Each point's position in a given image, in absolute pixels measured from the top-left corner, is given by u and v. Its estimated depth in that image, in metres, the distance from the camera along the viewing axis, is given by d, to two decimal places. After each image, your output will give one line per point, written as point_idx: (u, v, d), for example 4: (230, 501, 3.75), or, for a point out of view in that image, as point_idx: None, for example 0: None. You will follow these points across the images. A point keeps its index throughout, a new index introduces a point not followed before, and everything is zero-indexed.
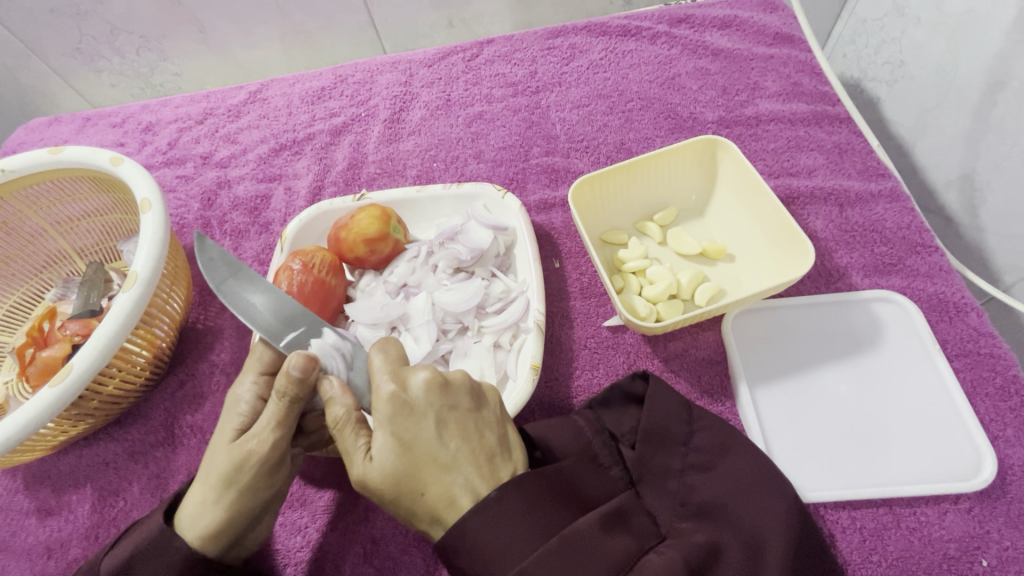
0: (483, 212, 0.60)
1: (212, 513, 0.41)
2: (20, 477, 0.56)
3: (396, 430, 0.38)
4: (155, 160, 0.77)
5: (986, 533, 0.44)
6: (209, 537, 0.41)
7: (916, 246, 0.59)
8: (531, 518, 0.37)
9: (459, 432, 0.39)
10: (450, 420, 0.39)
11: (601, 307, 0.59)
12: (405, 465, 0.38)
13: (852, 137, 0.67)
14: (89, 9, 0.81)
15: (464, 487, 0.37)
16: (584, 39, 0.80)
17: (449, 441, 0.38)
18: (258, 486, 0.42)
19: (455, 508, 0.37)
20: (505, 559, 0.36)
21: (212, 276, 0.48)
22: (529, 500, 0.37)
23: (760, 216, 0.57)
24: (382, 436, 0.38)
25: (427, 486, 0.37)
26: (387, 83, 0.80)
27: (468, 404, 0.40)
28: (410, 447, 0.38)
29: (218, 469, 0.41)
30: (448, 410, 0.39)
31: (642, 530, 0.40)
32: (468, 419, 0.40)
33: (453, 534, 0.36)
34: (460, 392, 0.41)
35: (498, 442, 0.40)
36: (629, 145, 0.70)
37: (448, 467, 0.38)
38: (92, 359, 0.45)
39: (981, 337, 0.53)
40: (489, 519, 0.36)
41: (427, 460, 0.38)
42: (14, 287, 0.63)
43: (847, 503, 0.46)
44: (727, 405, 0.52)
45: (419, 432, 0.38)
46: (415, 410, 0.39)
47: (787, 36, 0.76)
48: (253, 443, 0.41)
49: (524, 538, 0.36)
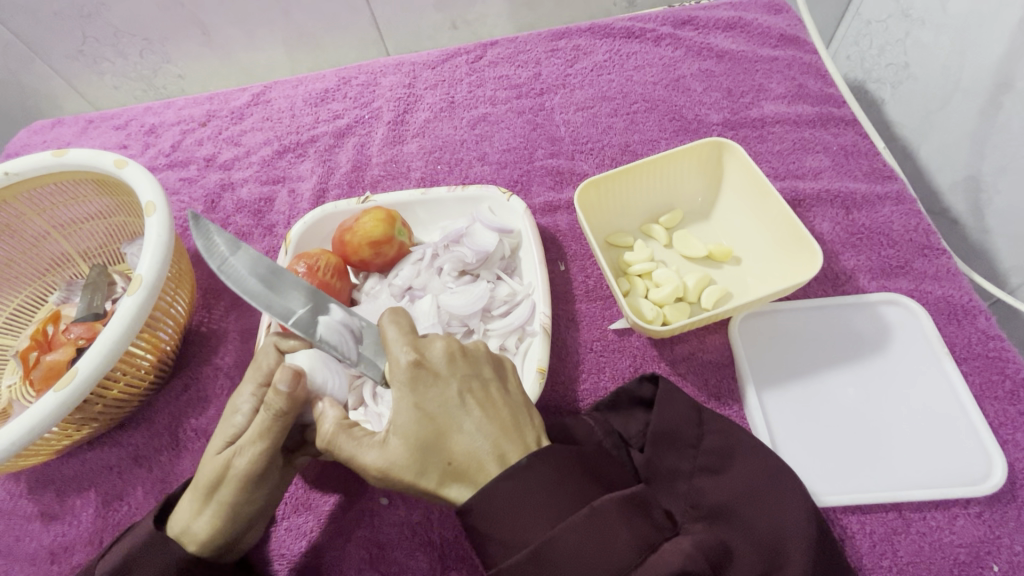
0: (488, 215, 0.60)
1: (201, 521, 0.42)
2: (23, 481, 0.56)
3: (420, 399, 0.38)
4: (158, 163, 0.77)
5: (996, 538, 0.44)
6: (197, 543, 0.42)
7: (923, 249, 0.58)
8: (557, 490, 0.37)
9: (482, 399, 0.39)
10: (472, 387, 0.39)
11: (607, 310, 0.59)
12: (429, 432, 0.37)
13: (858, 139, 0.67)
14: (93, 12, 0.81)
15: (491, 452, 0.37)
16: (587, 41, 0.79)
17: (473, 408, 0.38)
18: (244, 496, 0.42)
19: (483, 472, 0.37)
20: (529, 530, 0.36)
21: (212, 257, 0.46)
22: (555, 472, 0.37)
23: (767, 218, 0.56)
24: (404, 404, 0.38)
25: (453, 453, 0.37)
26: (390, 85, 0.79)
27: (487, 371, 0.41)
28: (434, 414, 0.38)
29: (205, 479, 0.42)
30: (469, 376, 0.39)
31: (660, 523, 0.37)
32: (489, 387, 0.40)
33: (478, 499, 0.36)
34: (480, 361, 0.41)
35: (519, 412, 0.40)
36: (634, 147, 0.70)
37: (474, 433, 0.37)
38: (96, 364, 0.45)
39: (990, 340, 0.53)
40: (516, 488, 0.36)
41: (453, 425, 0.37)
42: (18, 290, 0.63)
43: (856, 507, 0.46)
44: (734, 408, 0.52)
45: (444, 397, 0.38)
46: (437, 376, 0.39)
47: (791, 38, 0.76)
48: (236, 454, 0.41)
49: (551, 509, 0.36)
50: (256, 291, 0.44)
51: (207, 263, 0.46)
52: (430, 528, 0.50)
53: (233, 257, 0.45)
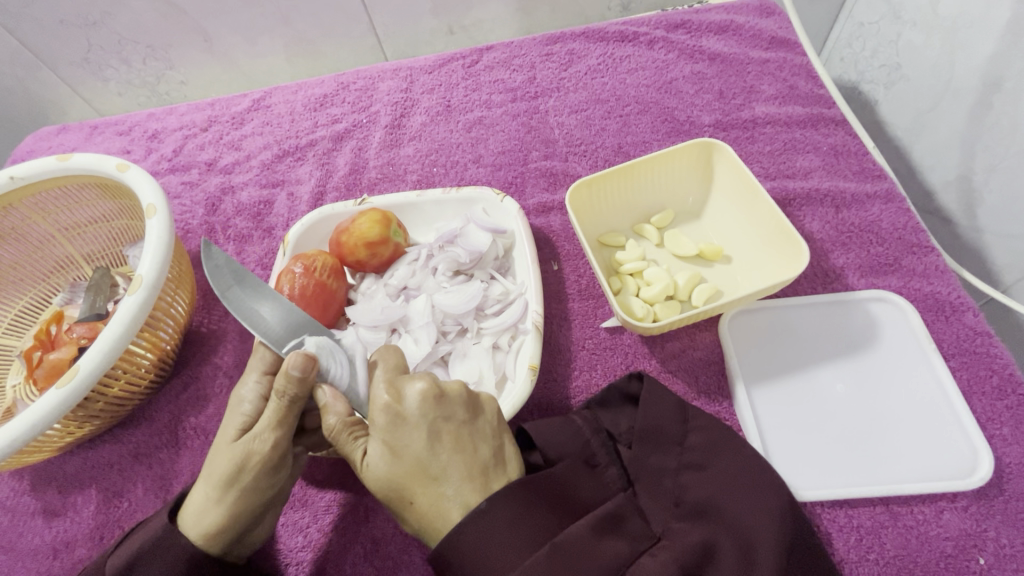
0: (482, 215, 0.61)
1: (217, 511, 0.42)
2: (26, 479, 0.57)
3: (390, 439, 0.40)
4: (161, 167, 0.78)
5: (983, 532, 0.44)
6: (209, 535, 0.42)
7: (912, 246, 0.59)
8: (519, 529, 0.38)
9: (451, 443, 0.40)
10: (441, 429, 0.40)
11: (599, 309, 0.60)
12: (397, 474, 0.39)
13: (848, 139, 0.68)
14: (98, 20, 0.83)
15: (452, 497, 0.38)
16: (582, 44, 0.80)
17: (439, 455, 0.39)
18: (262, 480, 0.43)
19: (444, 518, 0.39)
20: (496, 567, 0.37)
21: (217, 283, 0.48)
22: (516, 510, 0.39)
23: (756, 218, 0.57)
24: (377, 447, 0.40)
25: (417, 496, 0.39)
26: (388, 90, 0.81)
27: (461, 412, 0.41)
28: (402, 457, 0.40)
29: (220, 469, 0.42)
30: (439, 419, 0.40)
31: (637, 532, 0.41)
32: (461, 431, 0.40)
33: (446, 546, 0.37)
34: (455, 403, 0.41)
35: (490, 455, 0.41)
36: (627, 148, 0.71)
37: (438, 479, 0.39)
38: (97, 360, 0.46)
39: (978, 336, 0.53)
40: (478, 531, 0.37)
41: (417, 471, 0.39)
42: (22, 293, 0.64)
43: (844, 501, 0.46)
44: (724, 404, 0.52)
45: (412, 442, 0.40)
46: (408, 419, 0.40)
47: (782, 40, 0.76)
48: (254, 442, 0.43)
49: (515, 545, 0.38)
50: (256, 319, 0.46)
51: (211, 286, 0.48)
52: None
53: (239, 286, 0.48)
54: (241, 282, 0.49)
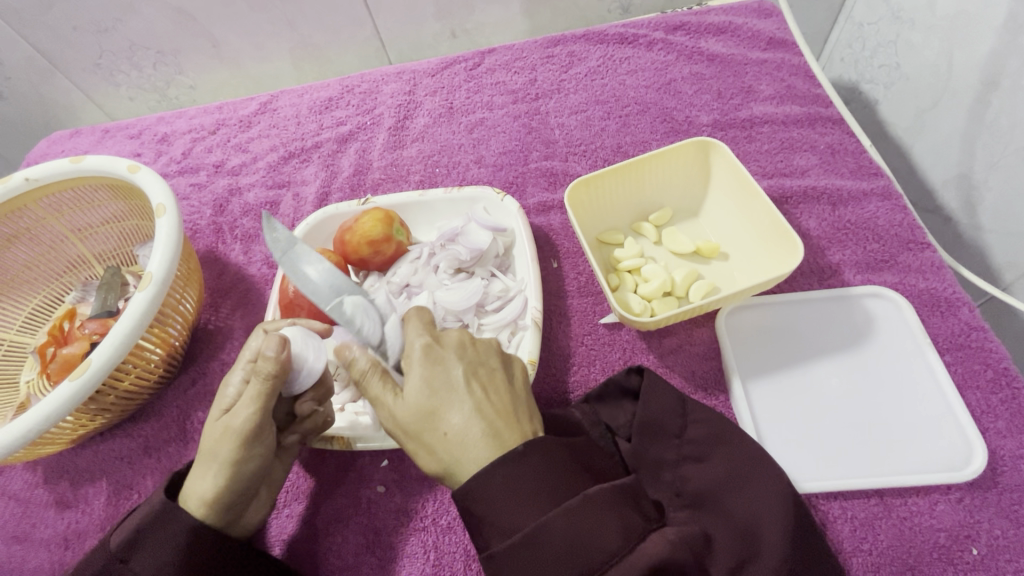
0: (482, 215, 0.62)
1: (202, 485, 0.44)
2: (39, 471, 0.59)
3: (427, 373, 0.41)
4: (170, 169, 0.80)
5: (976, 523, 0.45)
6: (204, 511, 0.44)
7: (908, 243, 0.60)
8: (551, 479, 0.38)
9: (484, 382, 0.42)
10: (476, 371, 0.42)
11: (597, 305, 0.60)
12: (428, 406, 0.40)
13: (845, 138, 0.68)
14: (110, 27, 0.85)
15: (485, 428, 0.39)
16: (582, 46, 0.82)
17: (473, 389, 0.41)
18: (241, 457, 0.44)
19: (473, 449, 0.39)
20: (523, 514, 0.37)
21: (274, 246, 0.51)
22: (556, 458, 0.39)
23: (753, 215, 0.58)
24: (413, 379, 0.41)
25: (450, 425, 0.40)
26: (392, 92, 0.82)
27: (493, 363, 0.44)
28: (437, 390, 0.41)
29: (206, 444, 0.45)
30: (475, 362, 0.43)
31: (648, 513, 0.39)
32: (494, 374, 0.43)
33: (476, 480, 0.37)
34: (489, 354, 0.44)
35: (520, 404, 0.42)
36: (626, 148, 0.72)
37: (470, 411, 0.40)
38: (109, 354, 0.47)
39: (973, 331, 0.53)
40: (513, 473, 0.37)
41: (451, 403, 0.40)
42: (36, 291, 0.66)
43: (839, 493, 0.47)
44: (720, 398, 0.53)
45: (446, 378, 0.41)
46: (442, 358, 0.42)
47: (781, 41, 0.77)
48: (232, 417, 0.44)
49: (544, 495, 0.37)
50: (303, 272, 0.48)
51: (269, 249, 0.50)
52: (424, 515, 0.51)
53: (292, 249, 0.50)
54: (287, 254, 0.49)
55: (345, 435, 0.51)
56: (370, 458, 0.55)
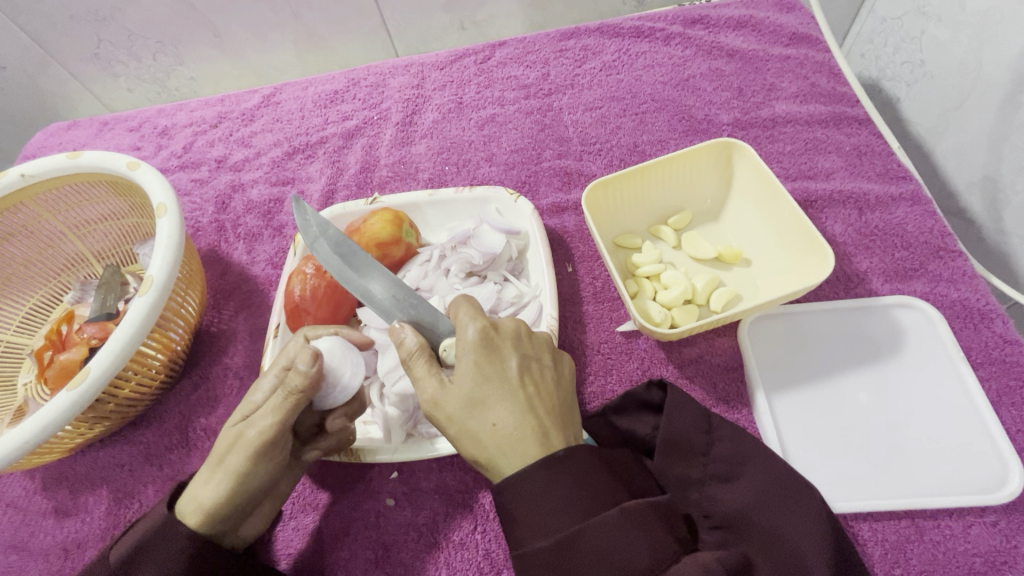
0: (495, 216, 0.60)
1: (207, 490, 0.43)
2: (38, 478, 0.57)
3: (481, 360, 0.39)
4: (171, 164, 0.78)
5: (1013, 548, 0.43)
6: (203, 517, 0.42)
7: (938, 251, 0.58)
8: (589, 489, 0.36)
9: (537, 380, 0.40)
10: (530, 366, 0.40)
11: (614, 312, 0.58)
12: (480, 394, 0.38)
13: (872, 139, 0.66)
14: (108, 16, 0.82)
15: (533, 427, 0.37)
16: (597, 40, 0.79)
17: (526, 384, 0.39)
18: (249, 469, 0.43)
19: (521, 447, 0.37)
20: (554, 519, 0.35)
21: (306, 234, 0.49)
22: (593, 473, 0.37)
23: (777, 220, 0.56)
24: (467, 366, 0.39)
25: (500, 417, 0.37)
26: (399, 86, 0.80)
27: (545, 359, 0.42)
28: (490, 380, 0.38)
29: (219, 448, 0.44)
30: (530, 356, 0.41)
31: (681, 535, 0.36)
32: (546, 372, 0.41)
33: (511, 478, 0.36)
34: (541, 348, 0.43)
35: (567, 407, 0.40)
36: (643, 147, 0.70)
37: (521, 404, 0.38)
38: (107, 363, 0.45)
39: (1007, 344, 0.52)
40: (547, 479, 0.35)
41: (503, 393, 0.38)
42: (32, 291, 0.64)
43: (869, 514, 0.45)
44: (744, 412, 0.51)
45: (503, 368, 0.39)
46: (501, 349, 0.40)
47: (803, 36, 0.75)
48: (249, 426, 0.44)
49: (581, 503, 0.35)
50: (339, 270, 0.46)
51: (302, 239, 0.49)
52: (436, 529, 0.50)
53: (324, 237, 0.48)
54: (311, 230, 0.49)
55: (355, 446, 0.49)
56: (380, 470, 0.53)
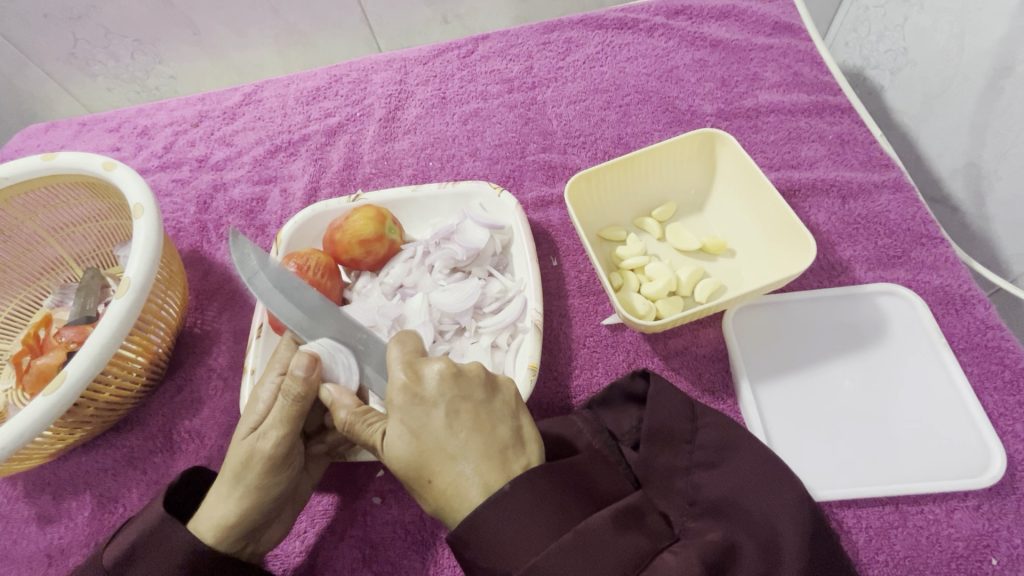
0: (479, 212, 0.60)
1: (227, 506, 0.42)
2: (20, 485, 0.56)
3: (406, 421, 0.38)
4: (151, 164, 0.77)
5: (995, 532, 0.44)
6: (242, 513, 0.42)
7: (921, 238, 0.58)
8: (542, 513, 0.35)
9: (469, 423, 0.37)
10: (459, 410, 0.38)
11: (600, 305, 0.58)
12: (413, 453, 0.37)
13: (855, 128, 0.66)
14: (83, 14, 0.80)
15: (472, 479, 0.36)
16: (580, 32, 0.78)
17: (456, 432, 0.37)
18: (266, 479, 0.42)
19: (463, 499, 0.36)
20: (517, 553, 0.34)
21: (244, 270, 0.47)
22: (547, 495, 0.36)
23: (762, 212, 0.55)
24: (394, 427, 0.38)
25: (435, 475, 0.37)
26: (382, 82, 0.79)
27: (479, 393, 0.39)
28: (418, 438, 0.37)
29: (228, 465, 0.43)
30: (457, 400, 0.38)
31: (655, 529, 0.37)
32: (480, 412, 0.38)
33: (463, 527, 0.35)
34: (473, 383, 0.39)
35: (511, 441, 0.38)
36: (627, 140, 0.69)
37: (455, 457, 0.36)
38: (84, 367, 0.44)
39: (989, 329, 0.52)
40: (498, 516, 0.35)
41: (434, 450, 0.37)
42: (12, 295, 0.63)
43: (853, 501, 0.46)
44: (729, 402, 0.51)
45: (428, 422, 0.37)
46: (426, 400, 0.38)
47: (786, 25, 0.74)
48: (260, 440, 0.42)
49: (535, 532, 0.35)
50: (281, 304, 0.46)
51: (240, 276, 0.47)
52: (423, 527, 0.49)
53: (263, 270, 0.47)
54: (268, 269, 0.47)
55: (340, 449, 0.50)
56: (366, 468, 0.53)
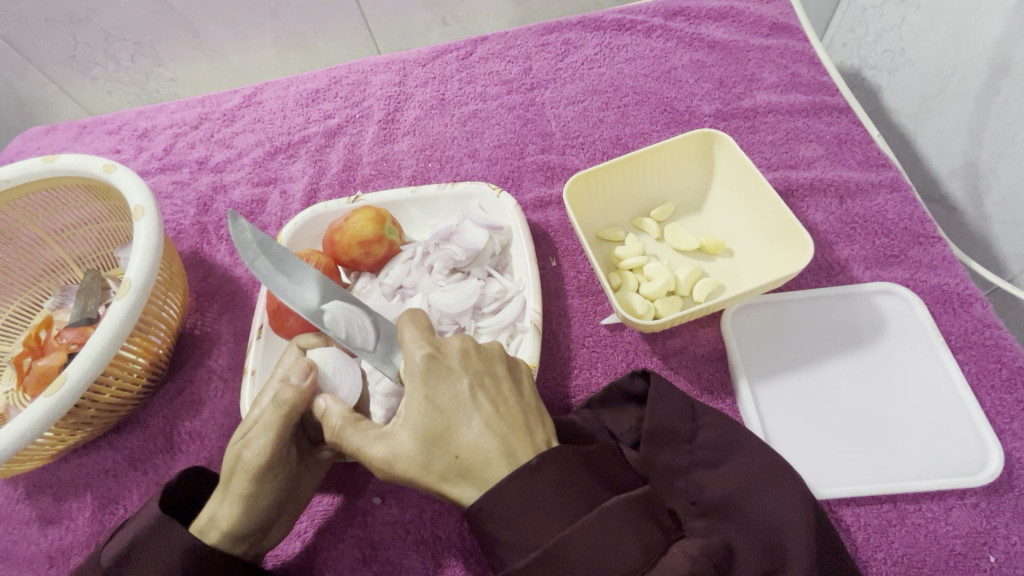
0: (478, 212, 0.60)
1: (223, 508, 0.42)
2: (21, 486, 0.56)
3: (431, 392, 0.38)
4: (151, 166, 0.77)
5: (993, 529, 0.44)
6: (232, 520, 0.42)
7: (918, 237, 0.58)
8: (563, 495, 0.35)
9: (493, 394, 0.39)
10: (483, 382, 0.39)
11: (599, 305, 0.58)
12: (437, 423, 0.37)
13: (852, 128, 0.66)
14: (84, 17, 0.81)
15: (498, 448, 0.36)
16: (578, 34, 0.78)
17: (482, 401, 0.38)
18: (254, 488, 0.42)
19: (489, 467, 0.36)
20: (538, 529, 0.35)
21: (246, 253, 0.49)
22: (569, 480, 0.36)
23: (760, 211, 0.56)
24: (416, 399, 0.38)
25: (459, 448, 0.37)
26: (382, 83, 0.79)
27: (500, 369, 0.40)
28: (442, 409, 0.37)
29: (223, 469, 0.44)
30: (481, 372, 0.39)
31: (665, 525, 0.37)
32: (502, 386, 0.40)
33: (488, 496, 0.35)
34: (494, 360, 0.41)
35: (530, 415, 0.39)
36: (625, 141, 0.70)
37: (480, 425, 0.37)
38: (85, 367, 0.44)
39: (986, 328, 0.52)
40: (523, 489, 0.35)
41: (459, 419, 0.37)
42: (13, 297, 0.63)
43: (851, 499, 0.46)
44: (727, 401, 0.51)
45: (454, 391, 0.38)
46: (450, 369, 0.39)
47: (783, 26, 0.75)
48: (245, 448, 0.42)
49: (561, 506, 0.35)
50: (280, 284, 0.47)
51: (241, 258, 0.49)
52: (422, 527, 0.49)
53: (262, 253, 0.49)
54: (269, 252, 0.49)
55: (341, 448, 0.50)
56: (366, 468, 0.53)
